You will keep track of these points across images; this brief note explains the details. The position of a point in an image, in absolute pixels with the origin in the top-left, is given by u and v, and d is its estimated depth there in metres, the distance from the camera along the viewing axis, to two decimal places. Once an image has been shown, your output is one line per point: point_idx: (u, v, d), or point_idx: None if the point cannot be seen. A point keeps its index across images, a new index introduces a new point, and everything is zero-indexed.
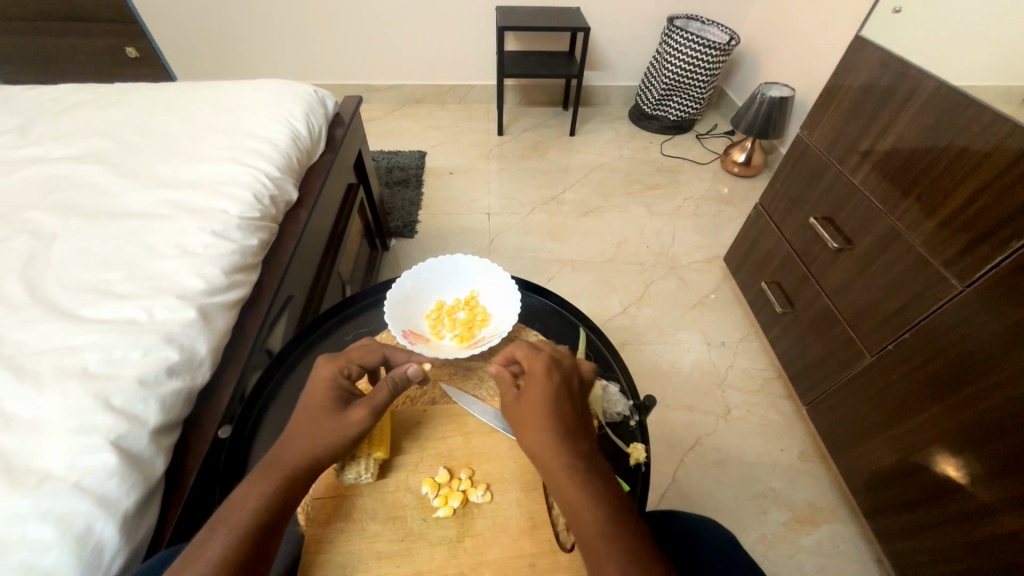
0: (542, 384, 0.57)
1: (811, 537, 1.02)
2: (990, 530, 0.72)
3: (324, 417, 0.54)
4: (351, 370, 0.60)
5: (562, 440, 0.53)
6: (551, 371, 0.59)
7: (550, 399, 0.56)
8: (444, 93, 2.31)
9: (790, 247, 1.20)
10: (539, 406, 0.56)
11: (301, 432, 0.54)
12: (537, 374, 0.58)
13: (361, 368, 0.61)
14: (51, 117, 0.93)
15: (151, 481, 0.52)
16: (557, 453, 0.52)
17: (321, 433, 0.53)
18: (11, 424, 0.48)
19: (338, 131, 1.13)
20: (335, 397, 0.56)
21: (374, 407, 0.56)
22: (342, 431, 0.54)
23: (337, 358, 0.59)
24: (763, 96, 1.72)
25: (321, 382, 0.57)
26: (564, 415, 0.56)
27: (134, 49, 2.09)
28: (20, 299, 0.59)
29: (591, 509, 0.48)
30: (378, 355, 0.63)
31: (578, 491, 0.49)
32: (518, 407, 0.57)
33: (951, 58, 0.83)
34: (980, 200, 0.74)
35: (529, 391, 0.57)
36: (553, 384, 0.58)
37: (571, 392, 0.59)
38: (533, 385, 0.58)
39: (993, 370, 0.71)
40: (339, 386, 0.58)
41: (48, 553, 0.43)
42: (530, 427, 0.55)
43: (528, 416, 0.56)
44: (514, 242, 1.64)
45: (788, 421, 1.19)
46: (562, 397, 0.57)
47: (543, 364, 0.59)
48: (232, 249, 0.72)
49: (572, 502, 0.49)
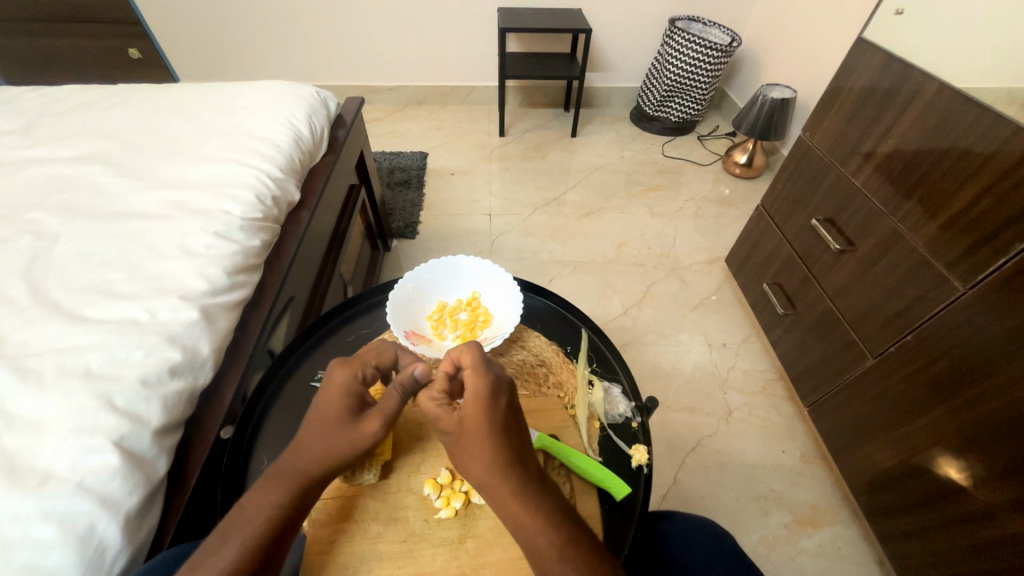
0: (485, 409, 0.52)
1: (813, 539, 1.01)
2: (992, 532, 0.72)
3: (335, 427, 0.53)
4: (365, 372, 0.59)
5: (510, 469, 0.50)
6: (497, 392, 0.54)
7: (496, 425, 0.52)
8: (445, 95, 2.32)
9: (792, 249, 1.20)
10: (480, 434, 0.51)
11: (314, 441, 0.53)
12: (479, 397, 0.53)
13: (376, 370, 0.61)
14: (54, 118, 0.93)
15: (154, 481, 0.52)
16: (507, 485, 0.49)
17: (334, 443, 0.52)
18: (12, 424, 0.48)
19: (339, 132, 1.13)
20: (349, 404, 0.55)
21: (386, 417, 0.55)
22: (355, 440, 0.53)
23: (352, 362, 0.59)
24: (764, 98, 1.72)
25: (336, 388, 0.56)
26: (509, 442, 0.52)
27: (137, 50, 2.10)
28: (23, 299, 0.59)
29: (553, 544, 0.47)
30: (390, 354, 0.63)
31: (524, 519, 0.48)
32: (458, 434, 0.53)
33: (949, 61, 0.83)
34: (982, 202, 0.73)
35: (469, 415, 0.52)
36: (497, 408, 0.53)
37: (514, 414, 0.55)
38: (473, 409, 0.52)
39: (995, 373, 0.71)
40: (353, 392, 0.56)
41: (50, 553, 0.42)
42: (474, 455, 0.51)
43: (470, 445, 0.51)
44: (515, 243, 1.64)
45: (790, 422, 1.19)
46: (507, 421, 0.53)
47: (486, 386, 0.54)
48: (234, 249, 0.72)
49: (532, 539, 0.47)
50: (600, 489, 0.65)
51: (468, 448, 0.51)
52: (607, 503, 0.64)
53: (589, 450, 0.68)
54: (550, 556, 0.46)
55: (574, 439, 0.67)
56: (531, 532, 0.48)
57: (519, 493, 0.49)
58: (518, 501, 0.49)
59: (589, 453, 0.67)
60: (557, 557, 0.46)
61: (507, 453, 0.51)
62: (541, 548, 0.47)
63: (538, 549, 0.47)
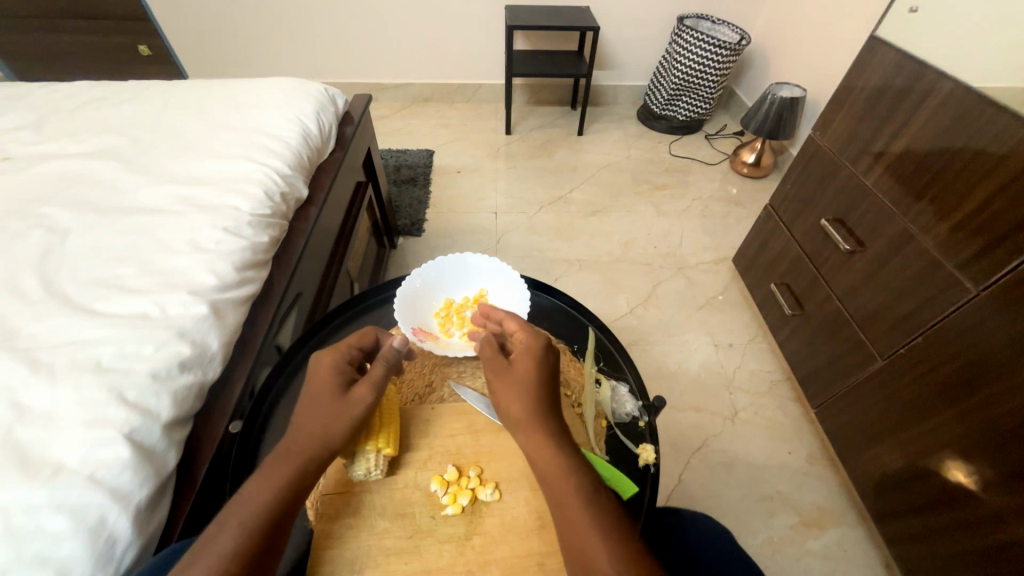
0: (535, 360, 0.58)
1: (819, 540, 1.01)
2: (1001, 537, 0.71)
3: (328, 402, 0.56)
4: (351, 353, 0.62)
5: (543, 415, 0.55)
6: (549, 351, 0.60)
7: (540, 376, 0.58)
8: (453, 92, 2.32)
9: (800, 248, 1.19)
10: (524, 379, 0.57)
11: (309, 421, 0.54)
12: (531, 349, 0.59)
13: (360, 351, 0.63)
14: (66, 113, 0.94)
15: (163, 475, 0.52)
16: (537, 426, 0.54)
17: (331, 418, 0.55)
18: (24, 417, 0.48)
19: (347, 129, 1.14)
20: (340, 382, 0.58)
21: (375, 387, 0.58)
22: (349, 413, 0.56)
23: (337, 345, 0.61)
24: (774, 96, 1.70)
25: (325, 367, 0.59)
26: (546, 391, 0.57)
27: (147, 47, 2.11)
28: (35, 292, 0.59)
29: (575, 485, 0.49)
30: (372, 335, 0.65)
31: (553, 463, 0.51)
32: (502, 376, 0.58)
33: (966, 60, 0.82)
34: (995, 203, 0.72)
35: (525, 362, 0.58)
36: (547, 362, 0.59)
37: (557, 375, 0.60)
38: (524, 358, 0.59)
39: (1005, 377, 0.70)
40: (341, 371, 0.59)
41: (62, 545, 0.43)
42: (512, 398, 0.56)
43: (512, 387, 0.57)
44: (521, 242, 1.64)
45: (797, 423, 1.19)
46: (552, 377, 0.59)
47: (538, 340, 0.60)
48: (242, 245, 0.72)
49: (552, 471, 0.51)
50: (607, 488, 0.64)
51: (510, 389, 0.57)
52: None
53: (596, 449, 0.68)
54: (560, 478, 0.50)
55: (582, 437, 0.67)
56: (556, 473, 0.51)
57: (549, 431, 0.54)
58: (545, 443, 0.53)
59: (597, 452, 0.67)
60: (567, 480, 0.50)
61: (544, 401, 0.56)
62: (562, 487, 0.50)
63: (559, 490, 0.50)
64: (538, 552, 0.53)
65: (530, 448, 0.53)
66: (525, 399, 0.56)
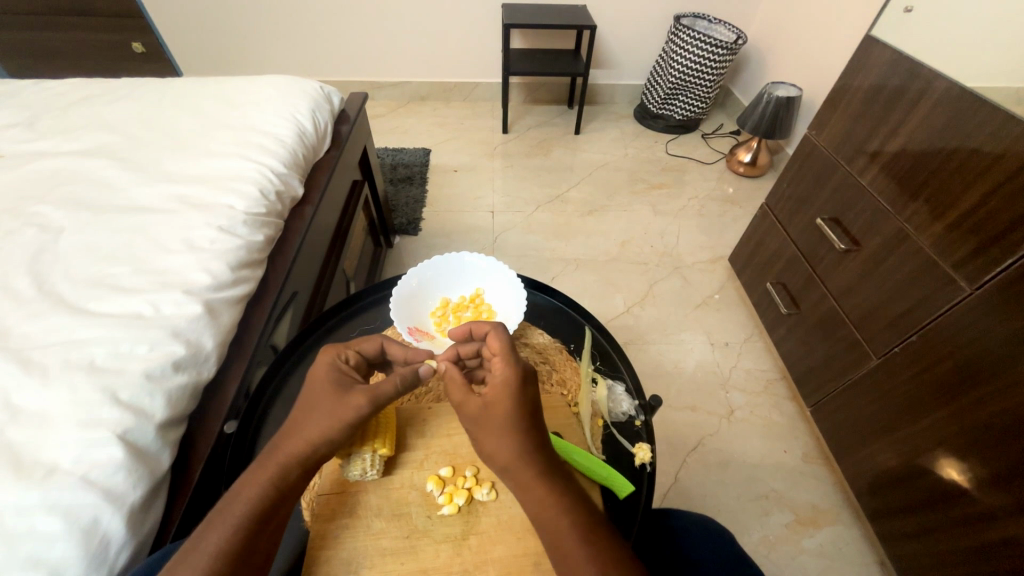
0: (512, 392, 0.55)
1: (814, 539, 1.01)
2: (994, 535, 0.72)
3: (327, 400, 0.55)
4: (348, 355, 0.62)
5: (531, 451, 0.52)
6: (523, 381, 0.56)
7: (514, 409, 0.54)
8: (450, 91, 2.31)
9: (795, 248, 1.20)
10: (503, 417, 0.53)
11: (302, 421, 0.54)
12: (502, 383, 0.56)
13: (359, 355, 0.63)
14: (59, 111, 0.93)
15: (157, 475, 0.52)
16: (521, 465, 0.50)
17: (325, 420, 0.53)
18: (16, 417, 0.48)
19: (343, 127, 1.14)
20: (336, 381, 0.57)
21: (376, 396, 0.56)
22: (341, 414, 0.54)
23: (334, 345, 0.61)
24: (770, 96, 1.70)
25: (321, 370, 0.58)
26: (531, 430, 0.53)
27: (141, 45, 2.09)
28: (27, 292, 0.59)
29: (573, 525, 0.47)
30: (376, 343, 0.63)
31: (552, 509, 0.48)
32: (480, 418, 0.55)
33: (959, 60, 0.82)
34: (990, 203, 0.73)
35: (498, 392, 0.55)
36: (524, 391, 0.56)
37: (535, 404, 0.56)
38: (497, 394, 0.55)
39: (995, 377, 0.71)
40: (339, 373, 0.59)
41: (54, 547, 0.42)
42: (494, 442, 0.52)
43: (490, 429, 0.53)
44: (518, 241, 1.63)
45: (792, 422, 1.19)
46: (531, 408, 0.55)
47: (512, 371, 0.57)
48: (236, 244, 0.71)
49: (540, 501, 0.49)
50: (604, 487, 0.64)
51: (489, 430, 0.53)
52: (611, 501, 0.64)
53: (593, 448, 0.67)
54: (559, 524, 0.47)
55: (578, 437, 0.66)
56: (551, 517, 0.48)
57: (526, 456, 0.51)
58: (539, 485, 0.49)
59: (593, 452, 0.67)
60: (567, 526, 0.47)
61: (524, 431, 0.53)
62: (559, 532, 0.47)
63: (559, 535, 0.47)
64: (534, 551, 0.53)
65: (523, 491, 0.50)
66: (507, 439, 0.52)
